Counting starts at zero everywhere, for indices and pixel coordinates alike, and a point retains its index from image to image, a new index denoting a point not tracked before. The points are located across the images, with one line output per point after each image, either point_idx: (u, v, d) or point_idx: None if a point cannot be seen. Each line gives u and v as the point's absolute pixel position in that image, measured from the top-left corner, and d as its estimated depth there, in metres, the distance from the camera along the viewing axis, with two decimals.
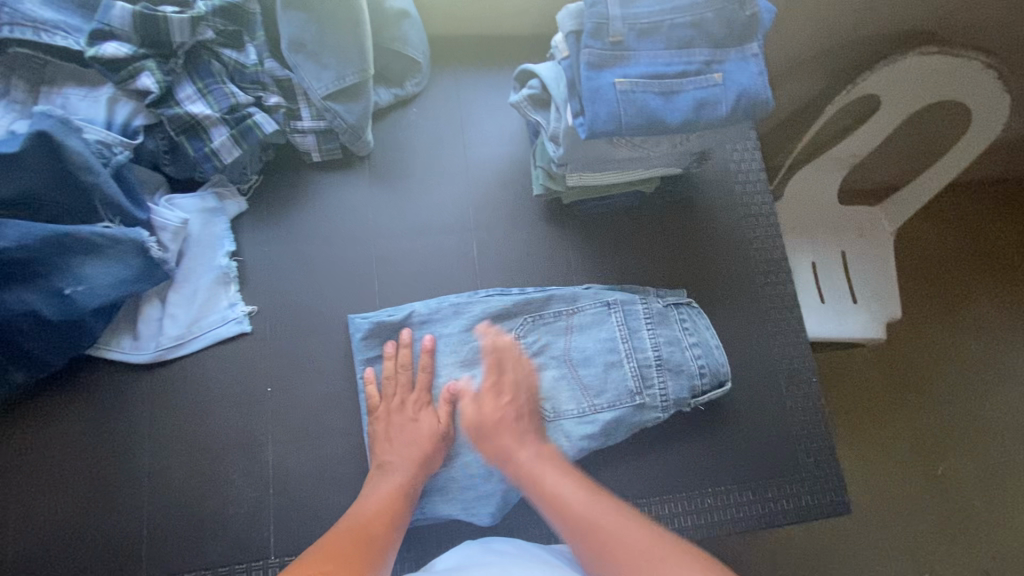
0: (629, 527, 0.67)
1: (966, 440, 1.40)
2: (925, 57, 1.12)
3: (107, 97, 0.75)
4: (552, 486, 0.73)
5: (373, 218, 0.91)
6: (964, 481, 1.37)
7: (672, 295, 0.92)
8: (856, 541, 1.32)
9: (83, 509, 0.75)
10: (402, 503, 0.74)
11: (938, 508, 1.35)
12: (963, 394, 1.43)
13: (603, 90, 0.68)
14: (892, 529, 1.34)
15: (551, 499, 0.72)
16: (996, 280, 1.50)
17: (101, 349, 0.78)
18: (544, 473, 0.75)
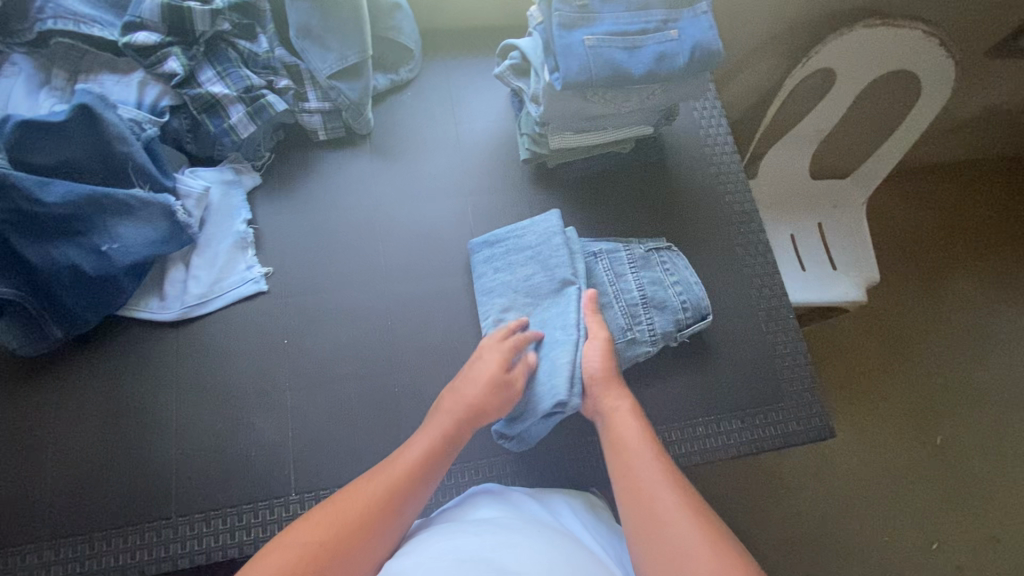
0: (680, 497, 0.67)
1: (954, 399, 1.46)
2: (869, 29, 1.23)
3: (137, 81, 0.85)
4: (627, 442, 0.74)
5: (377, 190, 0.99)
6: (956, 439, 1.42)
7: (653, 242, 0.98)
8: (856, 499, 1.36)
9: (118, 454, 0.81)
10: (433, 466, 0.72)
11: (932, 466, 1.39)
12: (947, 355, 1.49)
13: (574, 46, 0.77)
14: (890, 486, 1.37)
15: (622, 452, 0.73)
16: (965, 245, 1.59)
17: (131, 310, 0.86)
18: (621, 429, 0.76)
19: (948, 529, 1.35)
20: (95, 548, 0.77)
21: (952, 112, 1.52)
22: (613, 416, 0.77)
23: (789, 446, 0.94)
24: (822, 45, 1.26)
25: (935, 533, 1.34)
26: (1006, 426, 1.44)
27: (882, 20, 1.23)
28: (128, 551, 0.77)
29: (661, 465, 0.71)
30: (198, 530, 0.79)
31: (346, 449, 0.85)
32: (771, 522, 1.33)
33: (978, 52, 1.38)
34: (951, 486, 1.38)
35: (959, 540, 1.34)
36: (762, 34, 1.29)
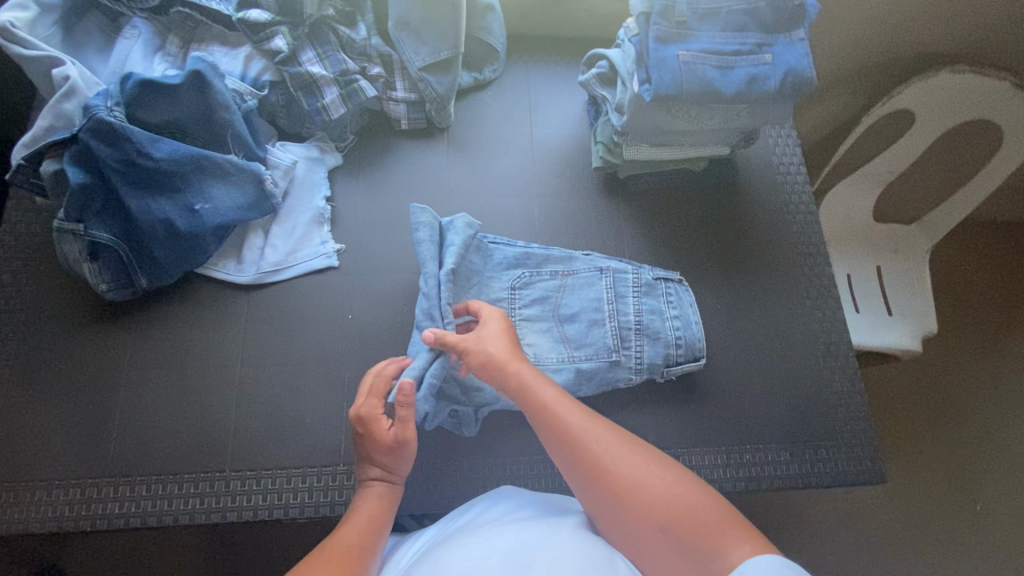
0: (608, 441, 0.64)
1: (1004, 466, 1.39)
2: (957, 74, 1.21)
3: (245, 55, 0.90)
4: (537, 393, 0.69)
5: (448, 181, 1.02)
6: (1002, 507, 1.35)
7: (664, 271, 0.96)
8: (892, 554, 1.31)
9: (182, 404, 0.84)
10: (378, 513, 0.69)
11: (976, 532, 1.33)
12: (1001, 419, 1.43)
13: (668, 60, 0.79)
14: (925, 545, 1.32)
15: (535, 409, 0.68)
16: None
17: (210, 269, 0.90)
18: (528, 379, 0.70)
19: None
20: (150, 492, 0.80)
21: None
22: (514, 370, 0.71)
23: (837, 484, 0.91)
24: (904, 87, 1.25)
25: None
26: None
27: (971, 67, 1.21)
28: (180, 498, 0.80)
29: (580, 412, 0.67)
30: (247, 487, 0.81)
31: None
32: (799, 564, 1.28)
33: None
34: (993, 554, 1.31)
35: None
36: (843, 69, 1.28)
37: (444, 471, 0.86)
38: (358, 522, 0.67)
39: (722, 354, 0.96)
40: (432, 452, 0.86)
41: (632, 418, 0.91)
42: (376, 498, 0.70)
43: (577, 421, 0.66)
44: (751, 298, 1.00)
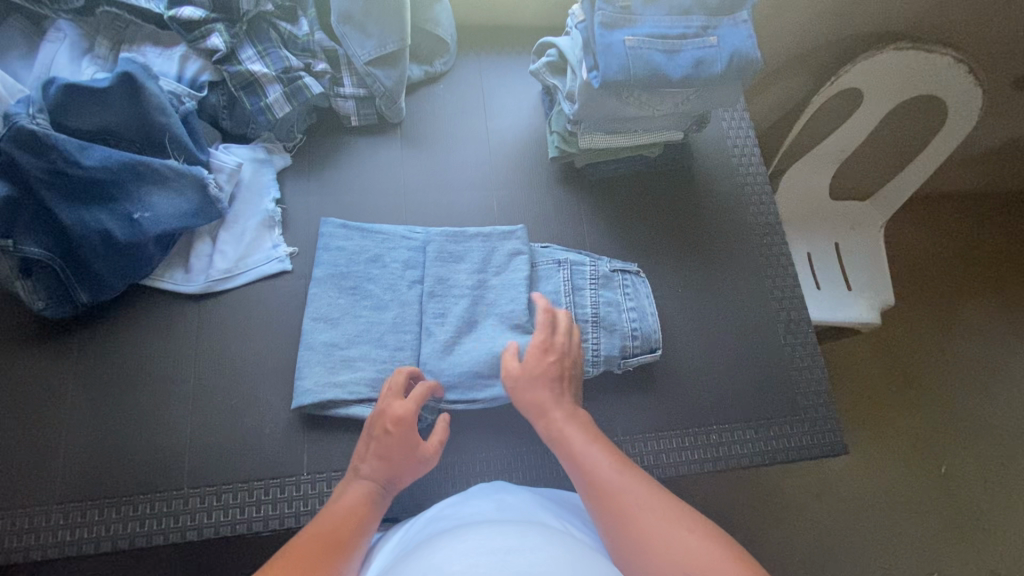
0: (638, 490, 0.63)
1: (960, 425, 1.45)
2: (900, 52, 1.24)
3: (179, 55, 0.86)
4: (578, 446, 0.70)
5: (402, 177, 1.00)
6: (961, 466, 1.41)
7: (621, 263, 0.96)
8: (861, 521, 1.35)
9: (134, 422, 0.81)
10: (365, 514, 0.67)
11: (939, 494, 1.38)
12: (956, 383, 1.48)
13: (614, 46, 0.78)
14: (892, 511, 1.36)
15: (573, 462, 0.69)
16: (982, 274, 1.58)
17: (156, 281, 0.86)
18: (570, 434, 0.72)
19: (950, 558, 1.33)
20: (104, 515, 0.76)
21: (975, 141, 1.51)
22: (556, 422, 0.73)
23: (803, 459, 0.93)
24: (851, 66, 1.27)
25: (937, 560, 1.32)
26: (1016, 460, 1.42)
27: (912, 44, 1.23)
28: (137, 519, 0.77)
29: (614, 461, 0.67)
30: (208, 503, 0.78)
31: (358, 430, 0.84)
32: (772, 539, 1.31)
33: (1005, 83, 1.38)
34: (953, 511, 1.37)
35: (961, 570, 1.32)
36: (792, 52, 1.30)
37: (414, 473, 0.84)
38: (338, 513, 0.66)
39: (686, 339, 0.97)
40: None
41: (599, 405, 0.92)
42: (363, 493, 0.69)
43: (612, 469, 0.66)
44: (711, 281, 1.01)
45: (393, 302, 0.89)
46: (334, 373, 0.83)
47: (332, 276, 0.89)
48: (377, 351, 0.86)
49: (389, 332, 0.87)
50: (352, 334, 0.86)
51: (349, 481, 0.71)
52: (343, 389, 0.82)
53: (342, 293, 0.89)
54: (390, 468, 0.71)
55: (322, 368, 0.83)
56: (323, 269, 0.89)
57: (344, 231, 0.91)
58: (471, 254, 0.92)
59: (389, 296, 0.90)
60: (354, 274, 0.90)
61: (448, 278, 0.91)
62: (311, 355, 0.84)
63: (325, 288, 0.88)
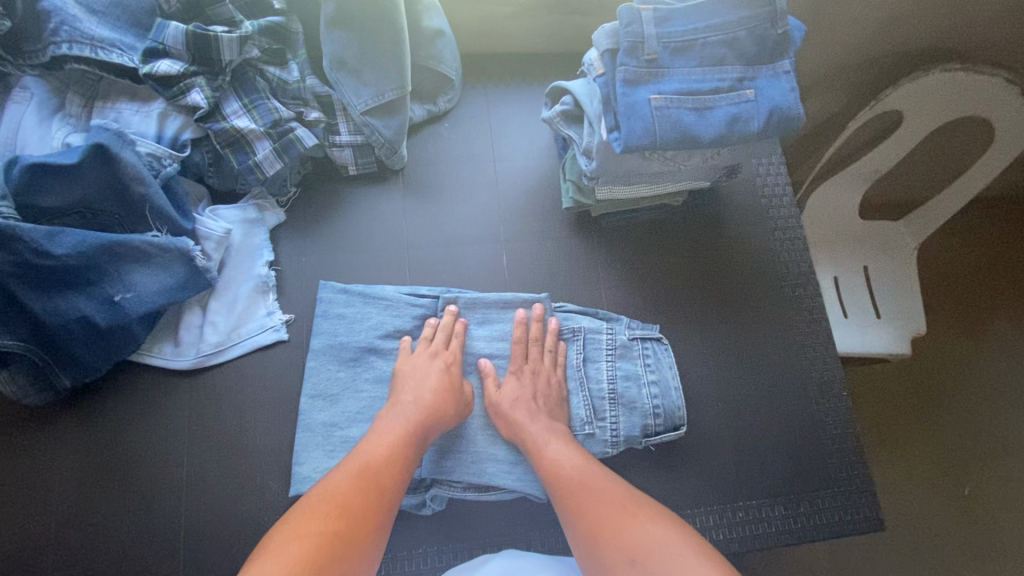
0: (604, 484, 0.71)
1: (994, 455, 1.37)
2: (947, 74, 1.14)
3: (158, 112, 0.78)
4: (555, 458, 0.75)
5: (405, 230, 0.93)
6: (992, 502, 1.33)
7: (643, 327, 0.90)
8: (883, 560, 1.29)
9: (125, 511, 0.76)
10: (409, 448, 0.72)
11: (970, 530, 1.31)
12: (990, 411, 1.40)
13: (638, 105, 0.69)
14: (916, 549, 1.30)
15: (540, 460, 0.76)
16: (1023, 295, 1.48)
17: (143, 356, 0.80)
18: (547, 446, 0.76)
19: None
20: None
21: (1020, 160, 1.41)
22: (536, 435, 0.77)
23: (833, 535, 0.88)
24: (893, 88, 1.19)
25: None
26: None
27: (960, 65, 1.14)
28: None
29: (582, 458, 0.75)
30: None
31: None
32: None
33: None
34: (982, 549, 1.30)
35: None
36: (826, 70, 1.20)
37: (421, 560, 0.80)
38: (381, 443, 0.72)
39: (710, 405, 0.91)
40: (402, 534, 0.81)
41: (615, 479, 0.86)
42: (403, 429, 0.74)
43: (584, 475, 0.72)
44: (737, 339, 0.94)
45: None
46: (333, 458, 0.78)
47: (331, 347, 0.83)
48: None
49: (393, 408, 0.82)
50: (353, 413, 0.81)
51: (390, 419, 0.75)
52: None
53: (342, 366, 0.83)
54: (436, 404, 0.77)
55: (321, 453, 0.78)
56: (322, 339, 0.83)
57: (345, 296, 0.85)
58: (493, 322, 0.88)
59: (392, 368, 0.84)
60: (354, 344, 0.84)
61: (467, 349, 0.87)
62: (310, 437, 0.79)
63: (324, 361, 0.83)
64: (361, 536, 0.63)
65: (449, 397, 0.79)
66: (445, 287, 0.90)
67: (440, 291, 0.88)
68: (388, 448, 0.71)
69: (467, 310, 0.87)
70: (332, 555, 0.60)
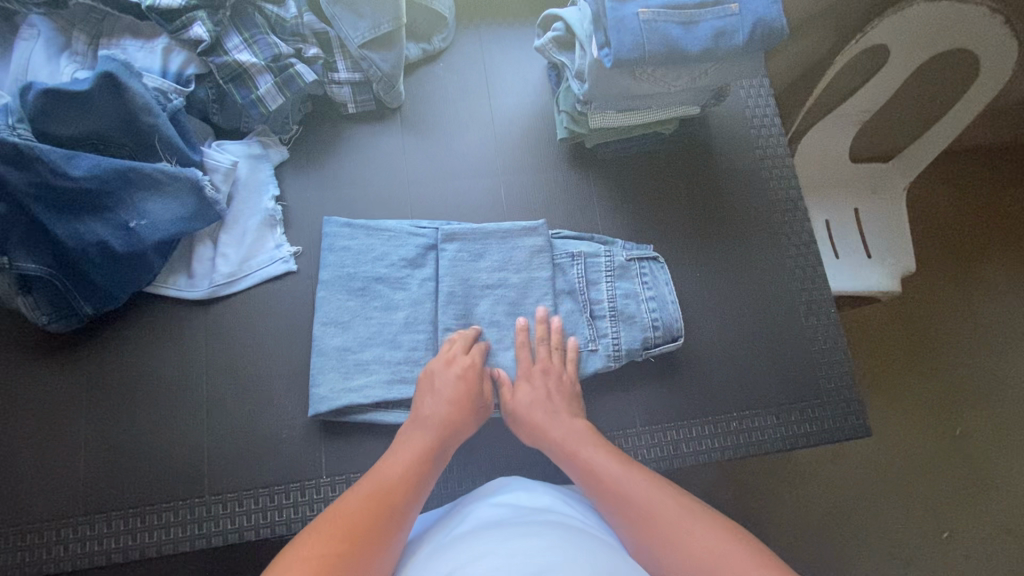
0: (655, 492, 0.68)
1: (978, 390, 1.42)
2: (932, 5, 1.16)
3: (162, 47, 0.80)
4: (590, 461, 0.74)
5: (406, 166, 0.96)
6: (979, 435, 1.38)
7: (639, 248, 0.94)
8: (875, 487, 1.34)
9: (150, 432, 0.80)
10: (424, 466, 0.71)
11: (951, 457, 1.37)
12: (976, 349, 1.45)
13: (627, 20, 0.72)
14: (907, 479, 1.35)
15: (584, 469, 0.73)
16: (1007, 236, 1.51)
17: (159, 287, 0.84)
18: (583, 450, 0.75)
19: (965, 524, 1.32)
20: (130, 525, 0.77)
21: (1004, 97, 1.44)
22: (569, 439, 0.77)
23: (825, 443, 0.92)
24: (879, 19, 1.19)
25: (950, 524, 1.32)
26: None
27: None
28: (163, 527, 0.77)
29: (626, 464, 0.72)
30: (230, 509, 0.78)
31: (376, 434, 0.83)
32: (785, 509, 1.31)
33: None
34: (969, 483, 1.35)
35: (975, 534, 1.32)
36: (811, 9, 1.22)
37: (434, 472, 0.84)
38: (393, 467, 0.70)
39: (705, 325, 0.94)
40: None
41: (617, 396, 0.90)
42: (418, 449, 0.73)
43: (622, 478, 0.70)
44: (730, 263, 0.97)
45: (405, 301, 0.87)
46: (347, 379, 0.82)
47: (339, 278, 0.86)
48: (390, 354, 0.84)
49: (401, 333, 0.85)
50: (364, 338, 0.84)
51: (407, 440, 0.74)
52: (354, 391, 0.81)
53: (351, 295, 0.86)
54: (455, 420, 0.77)
55: (336, 374, 0.82)
56: (330, 271, 0.86)
57: (350, 230, 0.88)
58: (492, 252, 0.90)
59: (398, 295, 0.87)
60: (360, 273, 0.87)
61: (468, 278, 0.89)
62: (324, 361, 0.82)
63: (333, 291, 0.85)
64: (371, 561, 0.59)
65: (468, 408, 0.78)
66: (446, 220, 0.94)
67: (441, 224, 0.91)
68: (402, 470, 0.70)
69: (469, 239, 0.90)
70: None
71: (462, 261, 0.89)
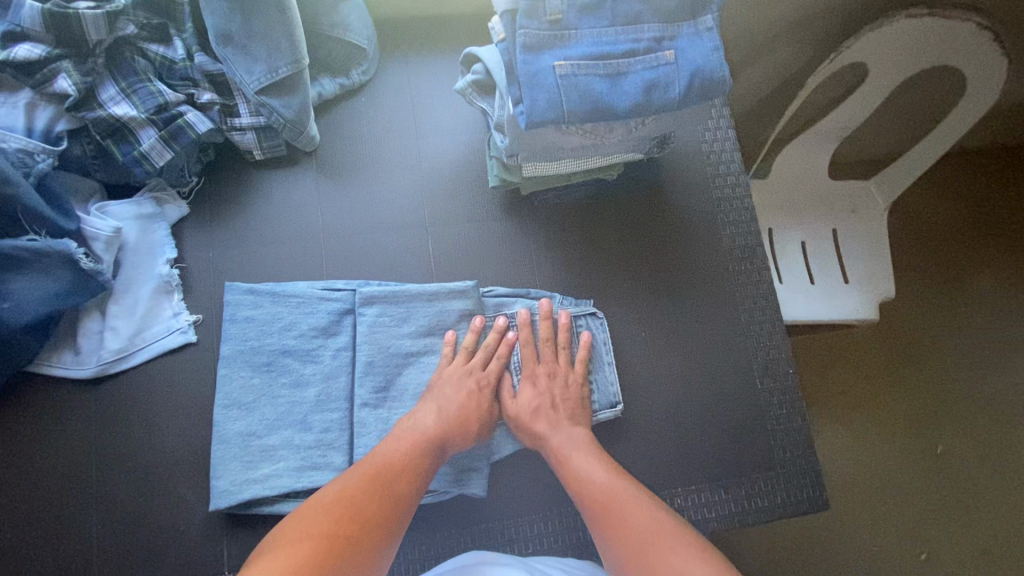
0: (640, 509, 0.66)
1: (956, 402, 1.28)
2: (912, 20, 1.05)
3: (25, 103, 0.71)
4: (579, 467, 0.72)
5: (321, 217, 0.87)
6: (958, 449, 1.25)
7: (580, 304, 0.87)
8: (843, 515, 1.21)
9: (32, 528, 0.73)
10: (425, 455, 0.71)
11: (938, 481, 1.23)
12: (956, 360, 1.30)
13: (542, 75, 0.62)
14: (879, 500, 1.22)
15: (573, 477, 0.72)
16: (995, 239, 1.36)
17: (42, 365, 0.76)
18: (573, 456, 0.74)
19: (944, 544, 1.20)
20: None
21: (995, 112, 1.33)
22: (561, 445, 0.75)
23: (777, 517, 0.85)
24: (852, 39, 1.09)
25: (929, 544, 1.20)
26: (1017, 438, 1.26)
27: (927, 10, 1.04)
28: None
29: (616, 474, 0.71)
30: None
31: None
32: None
33: None
34: (948, 500, 1.22)
35: (954, 558, 1.19)
36: (782, 23, 1.11)
37: None
38: (396, 449, 0.71)
39: (651, 390, 0.87)
40: None
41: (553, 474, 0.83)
42: (421, 436, 0.72)
43: (606, 484, 0.69)
44: (679, 320, 0.89)
45: (317, 376, 0.79)
46: (252, 469, 0.75)
47: (243, 353, 0.78)
48: (301, 437, 0.77)
49: (312, 412, 0.78)
50: (271, 421, 0.77)
51: (411, 428, 0.73)
52: (259, 483, 0.74)
53: (256, 372, 0.78)
54: (462, 420, 0.75)
55: (239, 466, 0.74)
56: (231, 345, 0.78)
57: (252, 298, 0.80)
58: (417, 316, 0.82)
59: (309, 370, 0.79)
60: (266, 346, 0.79)
61: (388, 345, 0.81)
62: (226, 451, 0.75)
63: (236, 369, 0.78)
64: (367, 544, 0.60)
65: (477, 413, 0.77)
66: (365, 279, 0.85)
67: (359, 284, 0.83)
68: (403, 455, 0.70)
69: (389, 302, 0.82)
70: (337, 560, 0.57)
71: (380, 329, 0.81)
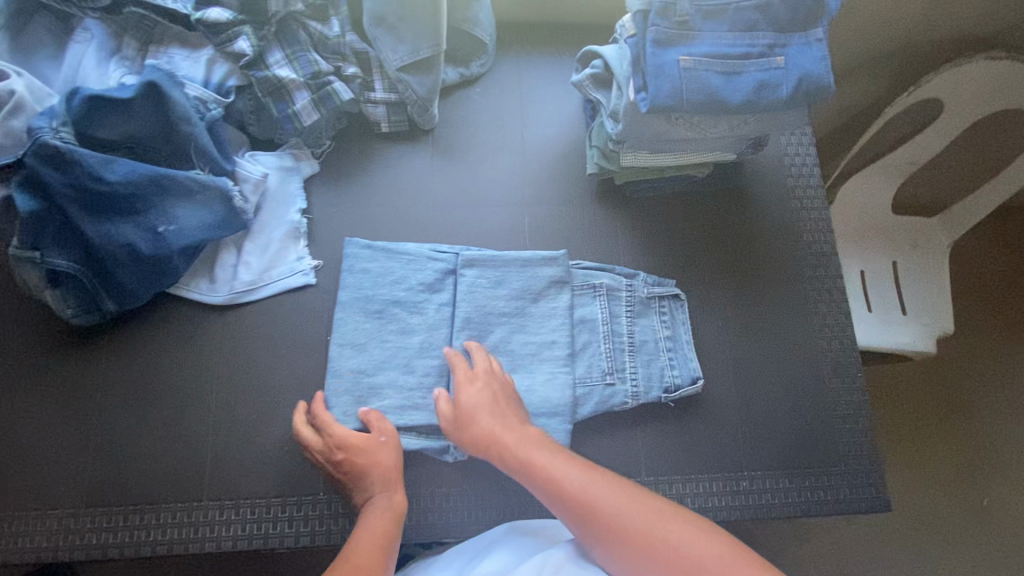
0: (650, 511, 0.63)
1: (1012, 455, 1.27)
2: (991, 62, 1.11)
3: (206, 59, 0.84)
4: (566, 480, 0.67)
5: (432, 188, 0.95)
6: (1012, 502, 1.24)
7: (663, 285, 0.93)
8: (892, 544, 1.20)
9: (155, 431, 0.82)
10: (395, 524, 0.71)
11: (987, 528, 1.22)
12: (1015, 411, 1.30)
13: (666, 66, 0.71)
14: (929, 537, 1.21)
15: (560, 494, 0.67)
16: None
17: (181, 290, 0.85)
18: (550, 465, 0.69)
19: None
20: (128, 522, 0.78)
21: None
22: (536, 462, 0.70)
23: (837, 513, 0.88)
24: (932, 75, 1.16)
25: None
26: None
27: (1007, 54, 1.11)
28: (159, 527, 0.78)
29: (607, 480, 0.67)
30: (226, 517, 0.79)
31: None
32: None
33: None
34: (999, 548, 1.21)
35: None
36: (864, 57, 1.18)
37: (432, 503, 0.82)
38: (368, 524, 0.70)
39: (724, 378, 0.91)
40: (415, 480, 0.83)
41: (626, 445, 0.87)
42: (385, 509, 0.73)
43: (610, 496, 0.65)
44: (754, 315, 0.94)
45: (421, 326, 0.86)
46: (360, 403, 0.82)
47: (357, 299, 0.86)
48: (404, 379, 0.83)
49: (414, 358, 0.85)
50: (378, 361, 0.84)
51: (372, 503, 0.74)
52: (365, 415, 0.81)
53: (368, 317, 0.86)
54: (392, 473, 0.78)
55: (349, 399, 0.82)
56: (348, 292, 0.86)
57: (369, 252, 0.88)
58: (511, 280, 0.89)
59: (414, 321, 0.86)
60: (378, 295, 0.86)
61: (487, 305, 0.88)
62: (338, 384, 0.82)
63: (351, 312, 0.85)
64: None
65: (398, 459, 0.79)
66: (467, 246, 0.93)
67: (463, 249, 0.91)
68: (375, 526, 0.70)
69: (488, 265, 0.89)
70: None
71: (481, 290, 0.88)
